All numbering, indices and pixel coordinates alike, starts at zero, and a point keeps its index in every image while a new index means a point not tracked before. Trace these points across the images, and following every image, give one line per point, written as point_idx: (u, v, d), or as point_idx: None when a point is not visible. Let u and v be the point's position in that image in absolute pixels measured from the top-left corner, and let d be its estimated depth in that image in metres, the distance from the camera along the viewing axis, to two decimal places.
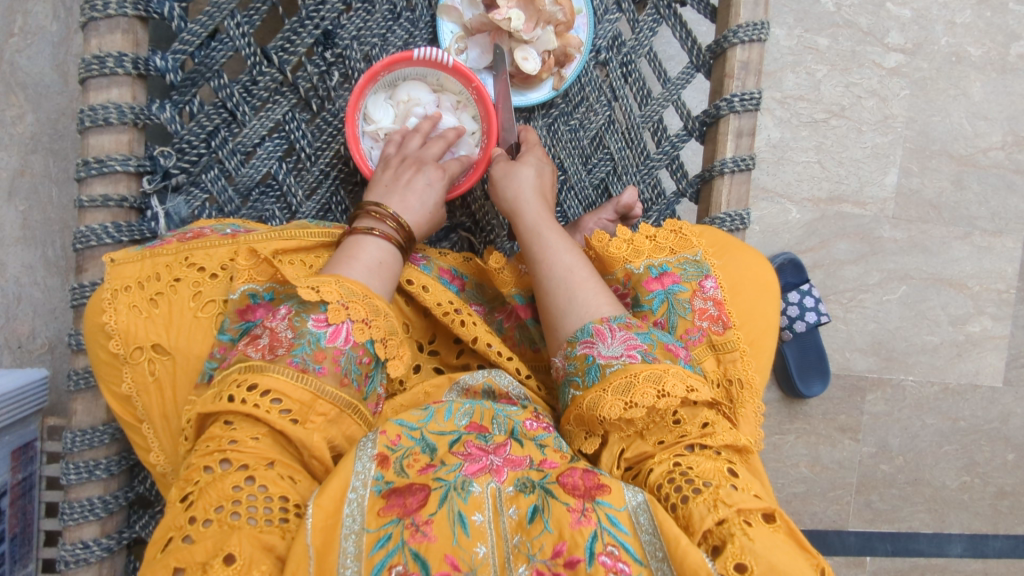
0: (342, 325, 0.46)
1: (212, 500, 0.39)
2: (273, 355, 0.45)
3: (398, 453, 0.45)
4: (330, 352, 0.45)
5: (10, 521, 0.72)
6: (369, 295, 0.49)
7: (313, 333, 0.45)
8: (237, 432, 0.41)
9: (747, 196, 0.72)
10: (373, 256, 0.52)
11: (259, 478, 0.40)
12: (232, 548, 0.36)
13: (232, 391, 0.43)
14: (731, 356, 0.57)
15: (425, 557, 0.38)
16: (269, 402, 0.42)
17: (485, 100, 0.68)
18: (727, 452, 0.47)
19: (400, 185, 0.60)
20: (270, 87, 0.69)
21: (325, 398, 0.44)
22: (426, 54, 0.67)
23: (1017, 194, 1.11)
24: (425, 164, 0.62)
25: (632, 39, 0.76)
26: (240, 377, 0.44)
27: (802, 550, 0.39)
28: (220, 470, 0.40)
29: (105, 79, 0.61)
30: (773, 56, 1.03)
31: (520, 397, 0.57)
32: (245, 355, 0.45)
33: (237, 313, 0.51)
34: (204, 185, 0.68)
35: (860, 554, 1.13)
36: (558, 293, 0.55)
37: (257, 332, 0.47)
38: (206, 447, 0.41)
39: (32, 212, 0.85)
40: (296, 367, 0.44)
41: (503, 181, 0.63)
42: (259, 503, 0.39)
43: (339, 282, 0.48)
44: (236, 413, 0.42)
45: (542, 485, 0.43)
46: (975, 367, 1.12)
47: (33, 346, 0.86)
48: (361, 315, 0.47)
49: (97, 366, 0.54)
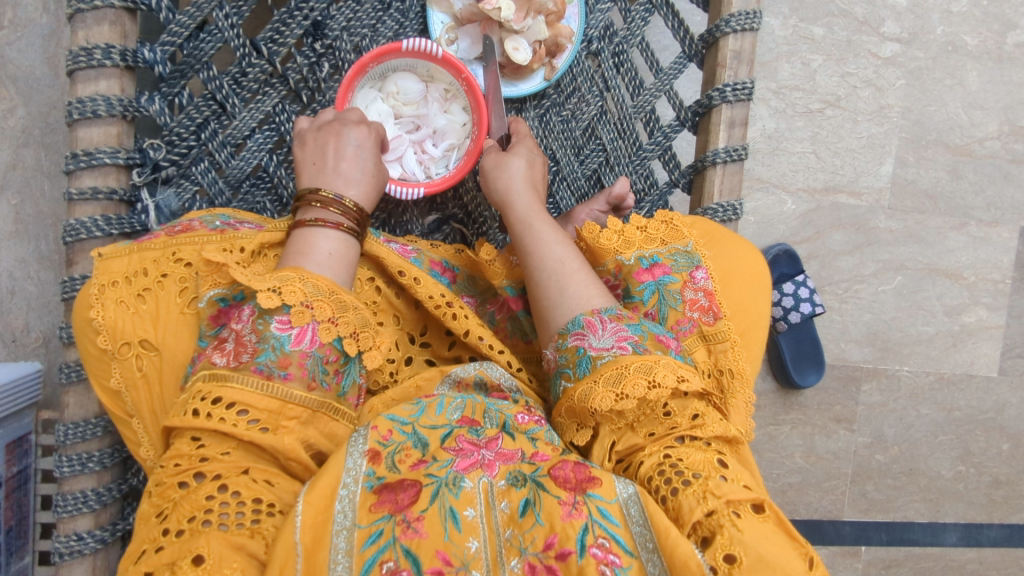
0: (307, 327, 0.45)
1: (186, 511, 0.39)
2: (237, 362, 0.44)
3: (389, 448, 0.45)
4: (295, 357, 0.45)
5: (5, 514, 0.72)
6: (335, 291, 0.48)
7: (277, 338, 0.44)
8: (207, 449, 0.41)
9: (740, 187, 0.72)
10: (325, 248, 0.50)
11: (232, 485, 0.40)
12: (200, 549, 0.36)
13: (196, 404, 0.43)
14: (721, 347, 0.57)
15: (417, 554, 0.39)
16: (235, 414, 0.42)
17: (475, 92, 0.68)
18: (718, 443, 0.47)
19: (331, 160, 0.57)
20: (259, 79, 0.68)
21: (293, 402, 0.44)
22: (414, 46, 0.66)
23: (1013, 184, 1.11)
24: (345, 128, 0.59)
25: (624, 29, 0.75)
26: (205, 388, 0.43)
27: (791, 540, 0.39)
28: (194, 484, 0.40)
29: (93, 71, 0.61)
30: (768, 45, 1.02)
31: (513, 388, 0.57)
32: (210, 362, 0.44)
33: (210, 319, 0.51)
34: (194, 177, 0.68)
35: (855, 544, 1.13)
36: (549, 284, 0.55)
37: (223, 336, 0.46)
38: (176, 466, 0.41)
39: (24, 205, 0.85)
40: (261, 374, 0.43)
41: (493, 172, 0.63)
42: (231, 509, 0.39)
43: (303, 278, 0.47)
44: (203, 429, 0.42)
45: (532, 479, 0.43)
46: (970, 357, 1.12)
47: (27, 341, 0.86)
48: (327, 314, 0.46)
49: (86, 361, 0.54)
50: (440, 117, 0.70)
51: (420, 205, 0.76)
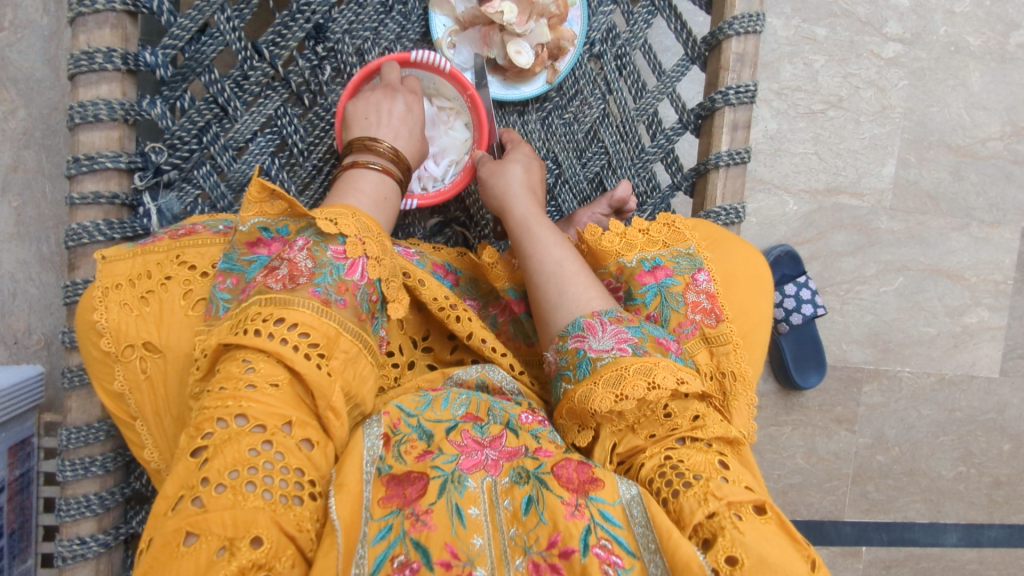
0: (359, 261, 0.47)
1: (228, 461, 0.37)
2: (293, 284, 0.44)
3: (398, 436, 0.46)
4: (349, 285, 0.46)
5: (8, 516, 0.72)
6: (382, 234, 0.51)
7: (334, 264, 0.46)
8: (257, 377, 0.40)
9: (742, 189, 0.71)
10: (376, 190, 0.54)
11: (277, 444, 0.39)
12: (258, 530, 0.35)
13: (255, 324, 0.42)
14: (724, 349, 0.57)
15: (426, 546, 0.39)
16: (296, 335, 0.42)
17: (479, 110, 0.69)
18: (719, 444, 0.47)
19: (382, 117, 0.60)
20: (261, 82, 0.68)
21: (347, 334, 0.44)
22: (423, 57, 0.67)
23: (1016, 185, 1.11)
24: (396, 92, 0.62)
25: (627, 32, 0.75)
26: (263, 311, 0.43)
27: (793, 542, 0.39)
28: (237, 426, 0.38)
29: (94, 75, 0.61)
30: (770, 46, 1.02)
31: (515, 392, 0.57)
32: (266, 286, 0.44)
33: (248, 244, 0.49)
34: (196, 181, 0.68)
35: (856, 544, 1.13)
36: (549, 287, 0.55)
37: (274, 263, 0.46)
38: (221, 391, 0.40)
39: (26, 208, 0.85)
40: (319, 298, 0.44)
41: (490, 179, 0.64)
42: (276, 475, 0.38)
43: (357, 216, 0.49)
44: (255, 356, 0.41)
45: (536, 476, 0.43)
46: (972, 358, 1.12)
47: (29, 343, 0.85)
48: (376, 252, 0.49)
49: (89, 364, 0.54)
50: (442, 133, 0.71)
51: (422, 209, 0.75)
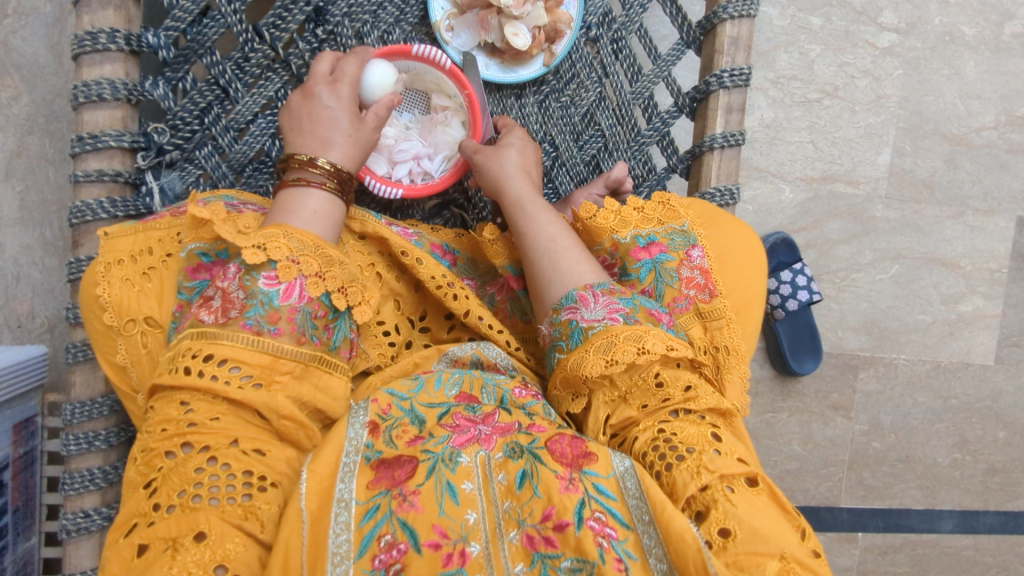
0: (295, 282, 0.47)
1: (176, 485, 0.40)
2: (226, 318, 0.45)
3: (388, 422, 0.47)
4: (284, 312, 0.46)
5: (12, 494, 0.73)
6: (319, 245, 0.50)
7: (264, 293, 0.46)
8: (195, 414, 0.42)
9: (737, 171, 0.72)
10: (312, 206, 0.53)
11: (221, 457, 0.41)
12: (202, 526, 0.38)
13: (188, 361, 0.43)
14: (718, 324, 0.58)
15: (413, 526, 0.39)
16: (228, 371, 0.43)
17: (476, 109, 0.70)
18: (711, 415, 0.48)
19: (307, 124, 0.58)
20: (261, 64, 0.69)
21: (285, 356, 0.45)
22: (424, 52, 0.68)
23: (1010, 173, 1.11)
24: (317, 89, 0.59)
25: (622, 16, 0.76)
26: (195, 346, 0.44)
27: (783, 512, 0.41)
28: (182, 454, 0.41)
29: (98, 55, 0.62)
30: (766, 35, 1.03)
31: (509, 367, 0.59)
32: (198, 320, 0.45)
33: (190, 270, 0.51)
34: (198, 161, 0.69)
35: (852, 530, 1.14)
36: (542, 262, 0.57)
37: (210, 293, 0.47)
38: (163, 431, 0.42)
39: (29, 192, 0.86)
40: (250, 330, 0.44)
41: (484, 161, 0.65)
42: (222, 482, 0.40)
43: (287, 234, 0.49)
44: (189, 394, 0.42)
45: (529, 450, 0.43)
46: (967, 346, 1.13)
47: (32, 326, 0.87)
48: (314, 269, 0.48)
49: (94, 338, 0.55)
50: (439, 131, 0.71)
51: None
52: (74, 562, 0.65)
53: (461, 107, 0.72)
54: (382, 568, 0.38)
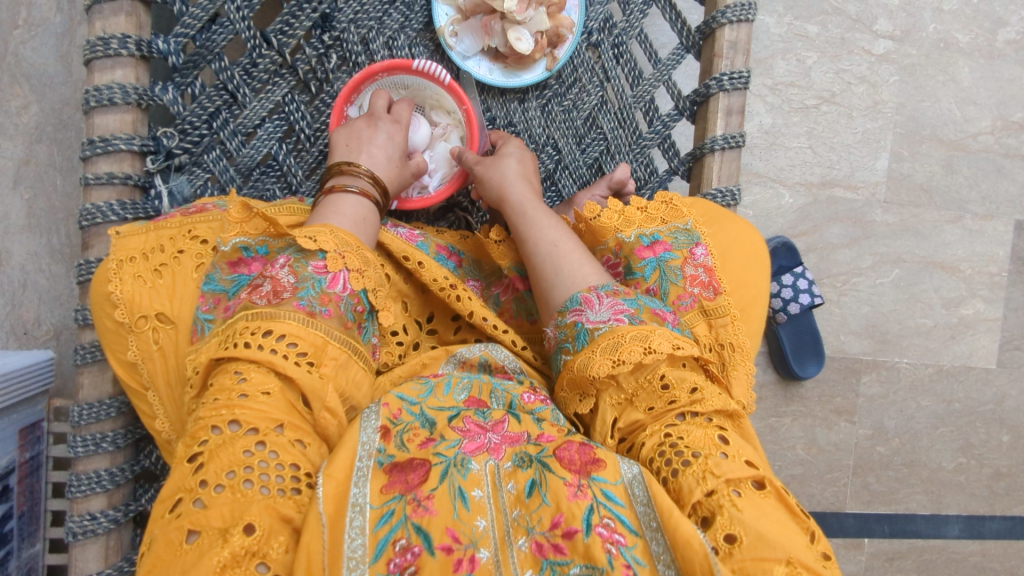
0: (340, 274, 0.49)
1: (224, 464, 0.40)
2: (277, 299, 0.46)
3: (399, 427, 0.46)
4: (332, 296, 0.48)
5: (18, 498, 0.73)
6: (361, 247, 0.52)
7: (315, 278, 0.47)
8: (247, 385, 0.43)
9: (738, 172, 0.73)
10: (356, 210, 0.55)
11: (270, 443, 0.41)
12: (251, 518, 0.38)
13: (246, 337, 0.44)
14: (722, 321, 0.58)
15: (427, 530, 0.39)
16: (285, 346, 0.44)
17: (473, 124, 0.71)
18: (718, 418, 0.48)
19: (361, 143, 0.61)
20: (269, 69, 0.70)
21: (334, 342, 0.47)
22: (425, 67, 0.69)
23: (1007, 178, 1.12)
24: (377, 121, 0.63)
25: (623, 22, 0.77)
26: (251, 325, 0.45)
27: (792, 516, 0.41)
28: (230, 432, 0.41)
29: (109, 60, 0.63)
30: (763, 43, 1.05)
31: (517, 370, 0.59)
32: (250, 302, 0.47)
33: (229, 264, 0.52)
34: (206, 165, 0.69)
35: (858, 536, 1.14)
36: (545, 266, 0.57)
37: (257, 281, 0.48)
38: (215, 401, 0.42)
39: (37, 200, 0.86)
40: (305, 310, 0.46)
41: (484, 175, 0.66)
42: (272, 472, 0.40)
43: (334, 231, 0.51)
44: (248, 364, 0.43)
45: (538, 459, 0.43)
46: (969, 349, 1.13)
47: (38, 333, 0.87)
48: (357, 264, 0.50)
49: (103, 337, 0.56)
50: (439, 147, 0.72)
51: None
52: (80, 566, 0.64)
53: (458, 124, 0.73)
54: (397, 572, 0.37)
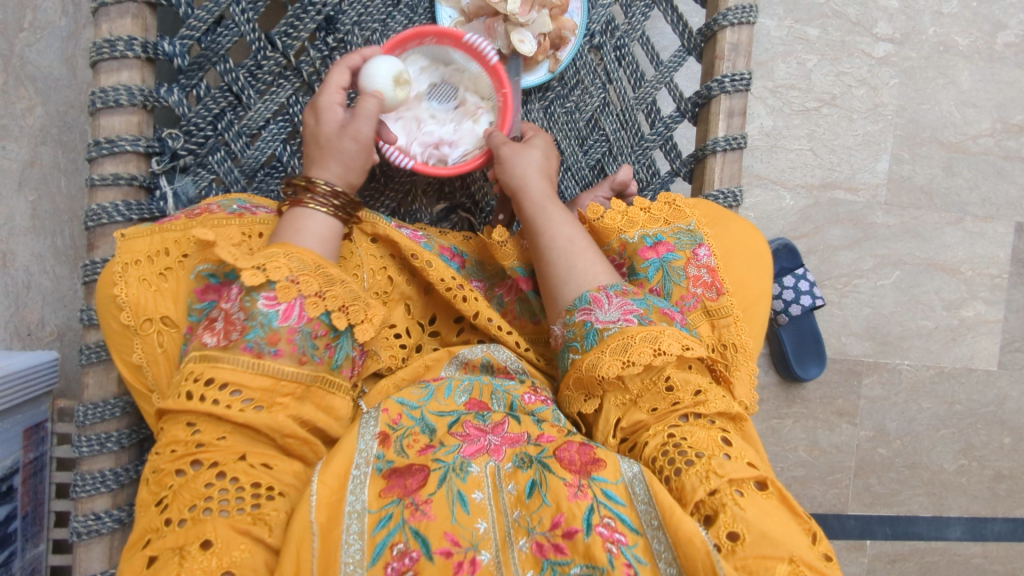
0: (295, 302, 0.46)
1: (186, 500, 0.41)
2: (227, 340, 0.45)
3: (399, 432, 0.46)
4: (282, 333, 0.45)
5: (21, 499, 0.73)
6: (320, 264, 0.49)
7: (264, 315, 0.45)
8: (202, 434, 0.43)
9: (740, 173, 0.74)
10: (306, 225, 0.52)
11: (229, 471, 0.42)
12: (208, 533, 0.39)
13: (190, 385, 0.44)
14: (725, 322, 0.58)
15: (425, 535, 0.39)
16: (229, 395, 0.43)
17: (506, 110, 0.70)
18: (721, 420, 0.48)
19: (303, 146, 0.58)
20: (274, 71, 0.70)
21: (286, 378, 0.45)
22: (475, 42, 0.68)
23: (1007, 180, 1.13)
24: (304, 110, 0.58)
25: (625, 24, 0.78)
26: (197, 369, 0.44)
27: (794, 516, 0.41)
28: (192, 471, 0.42)
29: (115, 62, 0.63)
30: (764, 46, 1.05)
31: (520, 370, 0.59)
32: (201, 343, 0.45)
33: (199, 292, 0.54)
34: (211, 167, 0.70)
35: (860, 538, 1.14)
36: (558, 262, 0.57)
37: (213, 315, 0.47)
38: (173, 453, 0.43)
39: (41, 202, 0.87)
40: (250, 352, 0.44)
41: (509, 159, 0.63)
42: (231, 495, 0.41)
43: (289, 253, 0.48)
44: (197, 414, 0.43)
45: (538, 460, 0.43)
46: (970, 351, 1.14)
47: (42, 334, 0.87)
48: (314, 288, 0.47)
49: (110, 338, 0.56)
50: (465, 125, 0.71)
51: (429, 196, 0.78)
52: (84, 565, 0.65)
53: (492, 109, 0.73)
54: None
